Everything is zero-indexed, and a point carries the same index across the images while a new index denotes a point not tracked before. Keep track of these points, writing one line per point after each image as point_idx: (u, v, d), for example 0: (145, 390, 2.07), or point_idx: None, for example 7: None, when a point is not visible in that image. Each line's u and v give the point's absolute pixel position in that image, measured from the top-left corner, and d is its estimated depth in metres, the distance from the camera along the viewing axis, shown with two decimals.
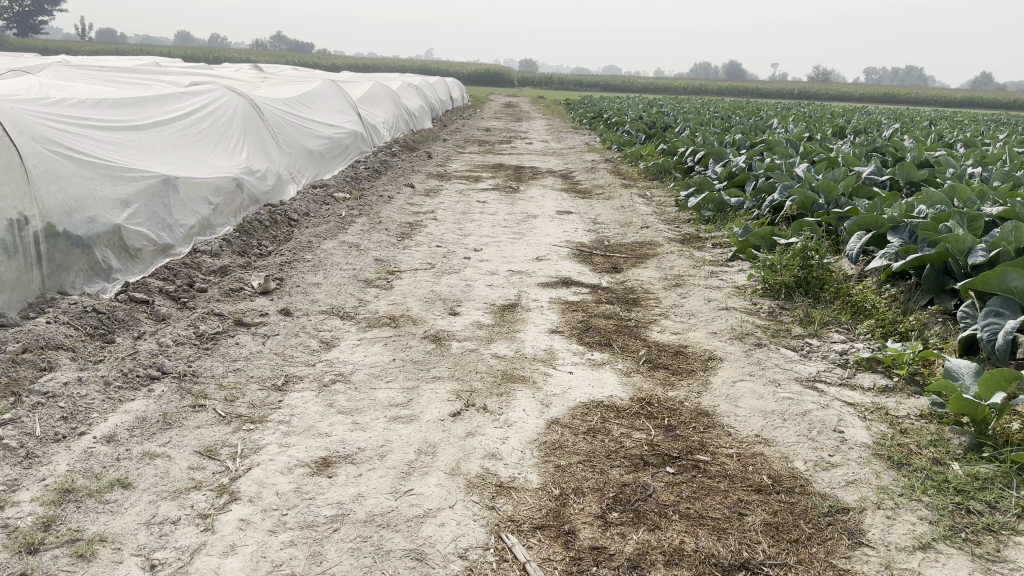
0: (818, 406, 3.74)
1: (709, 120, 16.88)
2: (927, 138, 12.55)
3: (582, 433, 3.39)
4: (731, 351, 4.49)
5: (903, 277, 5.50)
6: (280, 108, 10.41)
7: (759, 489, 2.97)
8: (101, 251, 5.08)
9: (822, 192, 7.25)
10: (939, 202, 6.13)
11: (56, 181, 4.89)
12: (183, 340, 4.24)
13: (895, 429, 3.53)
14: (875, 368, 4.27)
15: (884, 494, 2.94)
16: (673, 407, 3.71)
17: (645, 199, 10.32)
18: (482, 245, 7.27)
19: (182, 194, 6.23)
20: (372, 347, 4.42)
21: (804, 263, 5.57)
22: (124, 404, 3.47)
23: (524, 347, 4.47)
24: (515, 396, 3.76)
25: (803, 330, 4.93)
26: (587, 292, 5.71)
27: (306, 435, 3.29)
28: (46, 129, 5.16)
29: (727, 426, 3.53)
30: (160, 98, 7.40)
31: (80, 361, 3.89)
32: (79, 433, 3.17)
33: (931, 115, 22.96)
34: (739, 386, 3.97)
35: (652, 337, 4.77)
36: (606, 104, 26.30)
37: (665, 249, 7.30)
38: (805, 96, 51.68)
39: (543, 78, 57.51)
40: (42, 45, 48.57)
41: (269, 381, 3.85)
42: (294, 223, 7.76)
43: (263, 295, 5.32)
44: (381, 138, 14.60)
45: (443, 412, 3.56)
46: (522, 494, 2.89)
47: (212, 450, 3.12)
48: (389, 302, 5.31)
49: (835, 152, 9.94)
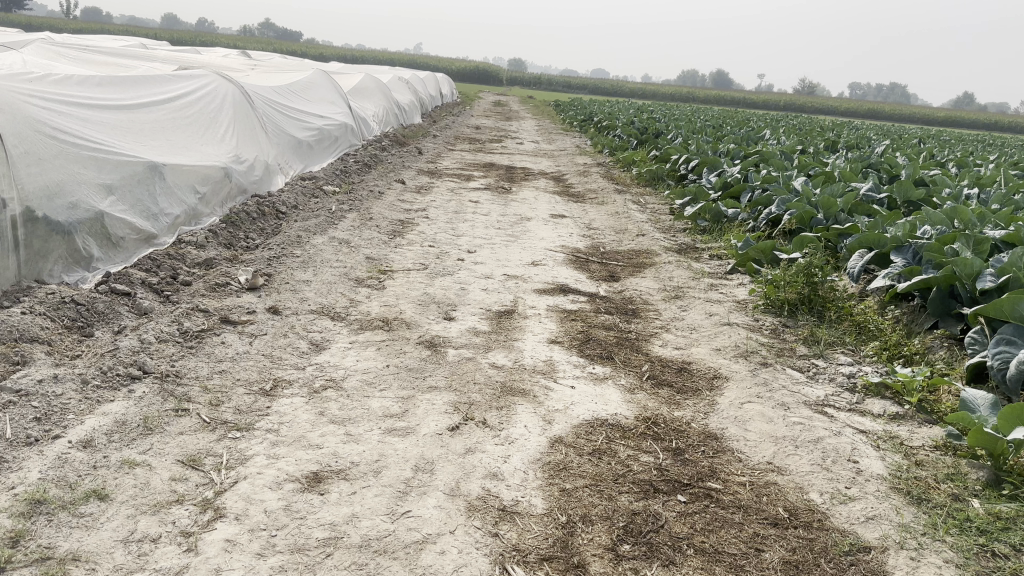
0: (830, 433, 3.60)
1: (702, 128, 16.79)
2: (920, 156, 12.48)
3: (587, 454, 3.23)
4: (736, 369, 4.34)
5: (906, 298, 5.38)
6: (270, 96, 10.15)
7: (775, 523, 2.83)
8: (82, 239, 4.85)
9: (822, 208, 7.12)
10: (941, 223, 6.03)
11: (37, 162, 4.67)
12: (166, 338, 4.03)
13: (910, 460, 3.40)
14: (883, 395, 4.14)
15: (906, 534, 2.80)
16: (679, 428, 3.56)
17: (640, 205, 10.19)
18: (476, 247, 7.08)
19: (168, 182, 6.00)
20: (365, 351, 4.23)
21: (808, 279, 5.44)
22: (102, 405, 3.26)
23: (523, 357, 4.30)
24: (515, 410, 3.59)
25: (808, 350, 4.80)
26: (585, 301, 5.55)
27: (296, 447, 3.10)
28: (30, 107, 4.93)
29: (737, 451, 3.38)
30: (149, 80, 7.15)
31: (56, 357, 3.67)
32: (53, 437, 2.95)
33: (920, 133, 23.08)
34: (746, 408, 3.82)
35: (655, 351, 4.61)
36: (597, 107, 26.14)
37: (663, 258, 7.15)
38: (792, 108, 51.87)
39: (532, 78, 57.24)
40: (26, 19, 47.52)
41: (256, 385, 3.64)
42: (282, 216, 7.53)
43: (250, 291, 5.11)
44: (371, 131, 14.36)
45: (441, 426, 3.37)
46: (526, 520, 2.72)
47: (195, 460, 2.93)
48: (381, 304, 5.12)
49: (831, 166, 9.86)
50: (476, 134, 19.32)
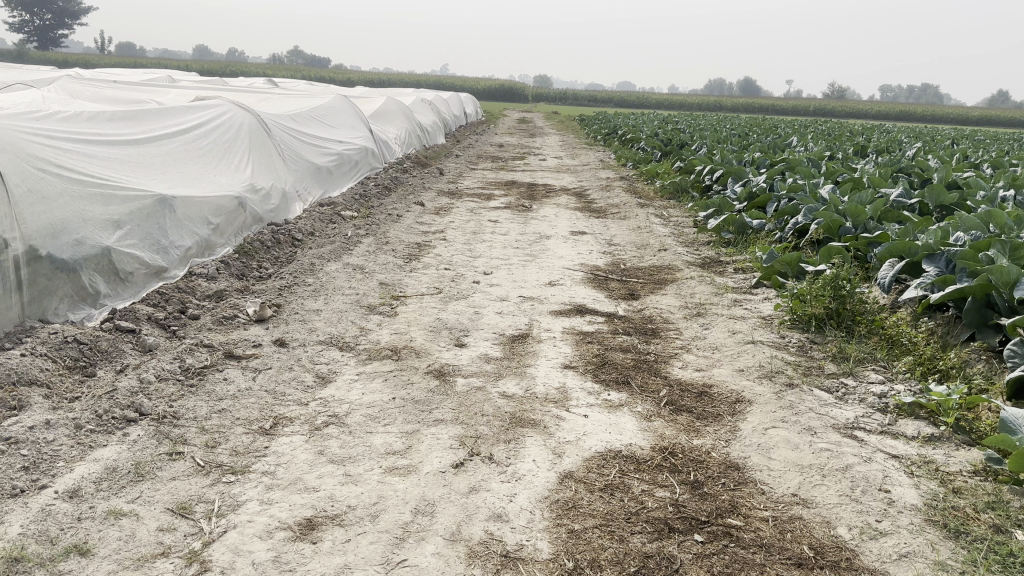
0: (860, 460, 3.38)
1: (727, 137, 16.52)
2: (953, 158, 12.14)
3: (598, 490, 3.04)
4: (761, 392, 4.12)
5: (940, 309, 5.12)
6: (288, 123, 10.14)
7: (800, 563, 2.63)
8: (89, 275, 4.79)
9: (850, 216, 6.88)
10: (976, 227, 5.78)
11: (41, 201, 4.63)
12: (167, 376, 3.93)
13: (946, 488, 3.17)
14: (918, 415, 3.91)
15: (942, 572, 2.58)
16: (698, 458, 3.36)
17: (663, 219, 9.99)
18: (492, 268, 6.94)
19: (179, 215, 5.94)
20: (371, 383, 4.10)
21: (836, 292, 5.21)
22: (94, 451, 3.16)
23: (535, 385, 4.13)
24: (524, 443, 3.42)
25: (837, 368, 4.57)
26: (603, 322, 5.37)
27: (291, 491, 2.96)
28: (34, 146, 4.91)
29: (760, 483, 3.17)
30: (160, 113, 7.15)
31: (53, 400, 3.58)
32: (39, 487, 2.86)
33: (953, 133, 22.56)
34: (771, 434, 3.61)
35: (674, 374, 4.42)
36: (621, 119, 25.98)
37: (685, 274, 6.95)
38: (821, 113, 51.27)
39: (558, 93, 57.34)
40: (61, 55, 48.70)
41: (256, 424, 3.52)
42: (298, 243, 7.46)
43: (258, 323, 5.02)
44: (393, 153, 14.34)
45: (445, 462, 3.22)
46: (530, 566, 2.55)
47: (185, 508, 2.80)
48: (392, 332, 4.99)
49: (859, 172, 9.58)
50: (500, 152, 19.24)
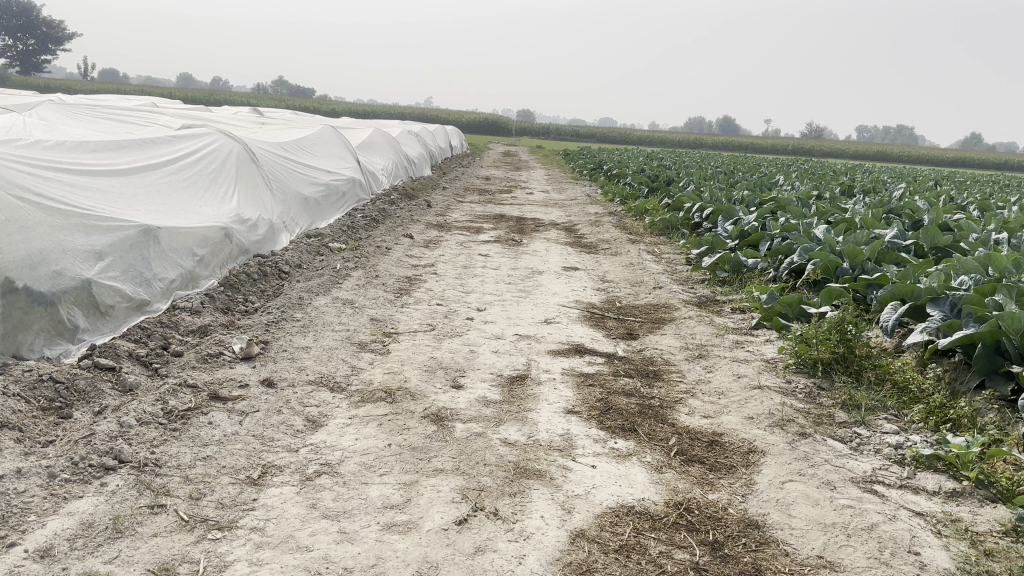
0: (885, 518, 3.21)
1: (714, 175, 16.51)
2: (939, 199, 12.14)
3: (613, 552, 2.84)
4: (773, 442, 3.95)
5: (947, 354, 4.97)
6: (274, 153, 9.95)
7: None
8: (67, 309, 4.55)
9: (847, 257, 6.77)
10: (975, 271, 5.68)
11: (19, 232, 4.43)
12: (148, 420, 3.70)
13: (978, 550, 2.99)
14: (936, 468, 3.74)
15: None
16: (716, 515, 3.17)
17: (655, 256, 9.89)
18: (486, 304, 6.77)
19: (162, 246, 5.72)
20: (364, 428, 3.88)
21: (842, 336, 5.06)
22: (69, 503, 2.93)
23: (538, 431, 3.94)
24: (530, 497, 3.22)
25: (848, 417, 4.40)
26: (603, 363, 5.19)
27: (282, 550, 2.73)
28: (13, 175, 4.74)
29: (783, 543, 2.99)
30: (144, 144, 6.96)
31: (25, 445, 3.34)
32: (8, 543, 2.64)
33: (930, 174, 22.80)
34: (788, 489, 3.43)
35: (681, 421, 4.24)
36: (605, 155, 26.04)
37: (683, 313, 6.80)
38: (800, 152, 51.99)
39: (541, 129, 57.82)
40: (42, 81, 48.46)
41: (243, 473, 3.29)
42: (284, 276, 7.23)
43: (244, 361, 4.80)
44: (379, 184, 14.18)
45: (448, 519, 3.01)
46: None
47: (167, 568, 2.57)
48: (385, 371, 4.78)
49: (850, 212, 9.50)
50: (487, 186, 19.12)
